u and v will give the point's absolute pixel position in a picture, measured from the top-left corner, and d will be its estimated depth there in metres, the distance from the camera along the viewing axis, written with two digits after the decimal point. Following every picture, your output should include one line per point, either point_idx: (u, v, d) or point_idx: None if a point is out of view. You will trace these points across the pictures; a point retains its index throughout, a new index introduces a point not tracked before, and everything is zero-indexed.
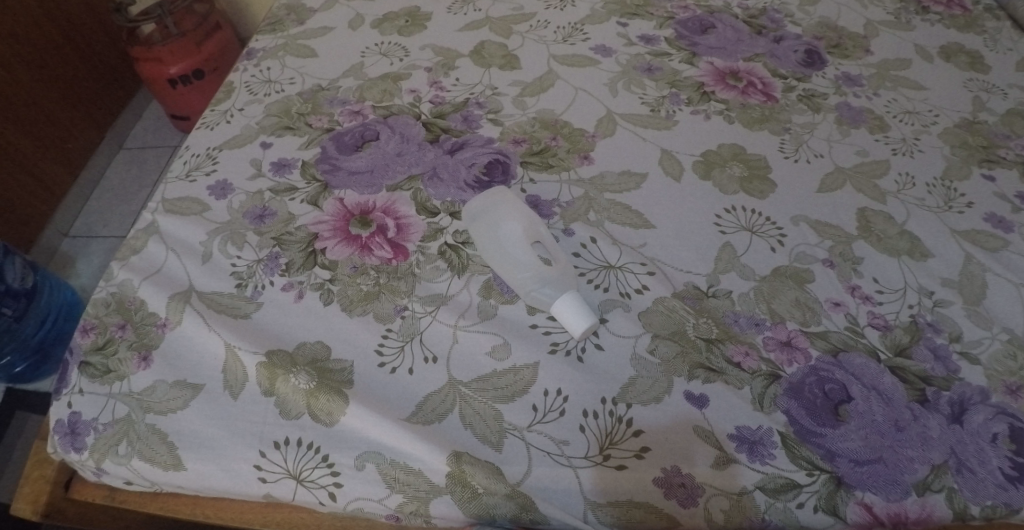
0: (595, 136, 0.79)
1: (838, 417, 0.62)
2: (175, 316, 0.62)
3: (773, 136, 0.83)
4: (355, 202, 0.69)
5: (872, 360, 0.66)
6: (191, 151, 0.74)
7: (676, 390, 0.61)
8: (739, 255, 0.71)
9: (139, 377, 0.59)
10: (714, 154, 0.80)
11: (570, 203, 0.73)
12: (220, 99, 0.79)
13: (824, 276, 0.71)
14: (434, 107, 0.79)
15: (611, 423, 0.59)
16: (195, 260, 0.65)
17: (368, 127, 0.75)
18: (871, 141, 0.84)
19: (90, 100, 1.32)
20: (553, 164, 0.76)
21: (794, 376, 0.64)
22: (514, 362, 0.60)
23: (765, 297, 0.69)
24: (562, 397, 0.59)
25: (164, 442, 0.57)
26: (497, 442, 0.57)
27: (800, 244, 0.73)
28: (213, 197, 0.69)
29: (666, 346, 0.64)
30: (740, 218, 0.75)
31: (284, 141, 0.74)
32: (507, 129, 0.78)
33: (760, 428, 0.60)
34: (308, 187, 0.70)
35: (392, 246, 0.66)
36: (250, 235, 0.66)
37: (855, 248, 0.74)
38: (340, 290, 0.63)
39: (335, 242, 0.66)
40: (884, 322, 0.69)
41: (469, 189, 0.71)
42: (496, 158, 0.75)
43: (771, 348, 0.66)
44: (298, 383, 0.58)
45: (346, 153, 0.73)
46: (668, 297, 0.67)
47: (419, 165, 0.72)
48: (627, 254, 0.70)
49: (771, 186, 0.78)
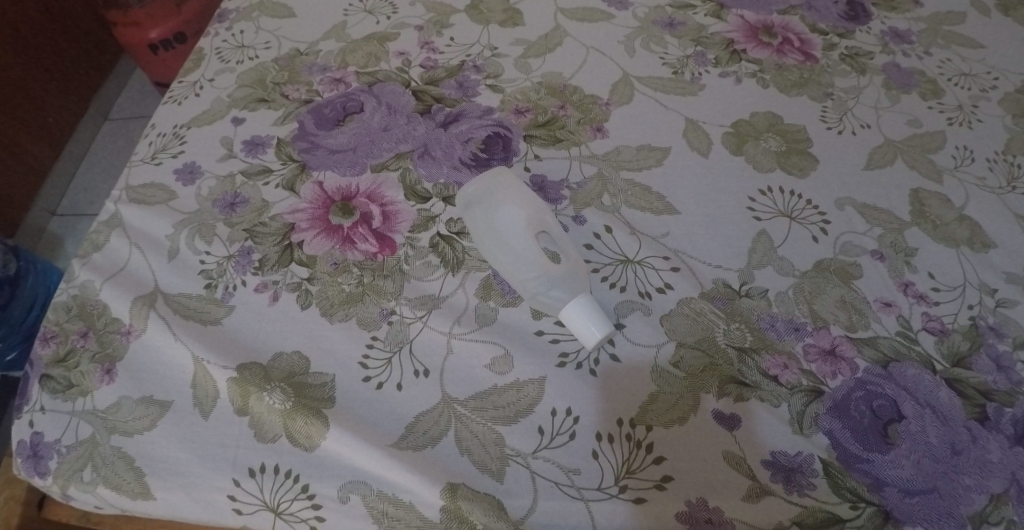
0: (609, 104, 0.70)
1: (888, 440, 0.54)
2: (139, 322, 0.55)
3: (813, 103, 0.73)
4: (337, 186, 0.60)
5: (926, 372, 0.58)
6: (157, 130, 0.65)
7: (703, 409, 0.54)
8: (776, 247, 0.63)
9: (102, 393, 0.53)
10: (747, 125, 0.70)
11: (581, 185, 0.64)
12: (187, 66, 0.70)
13: (872, 271, 0.62)
14: (425, 71, 0.69)
15: (628, 448, 0.51)
16: (161, 258, 0.57)
17: (351, 97, 0.66)
18: (924, 109, 0.74)
19: (67, 66, 1.21)
20: (562, 138, 0.66)
21: (837, 392, 0.56)
22: (516, 376, 0.53)
23: (806, 297, 0.60)
24: (572, 417, 0.52)
25: (131, 468, 0.51)
26: (497, 471, 0.50)
27: (845, 233, 0.64)
28: (181, 183, 0.61)
29: (692, 356, 0.56)
30: (777, 202, 0.65)
31: (257, 115, 0.65)
32: (508, 96, 0.69)
33: (799, 454, 0.53)
34: (284, 168, 0.61)
35: (377, 238, 0.58)
36: (219, 227, 0.59)
37: (908, 238, 0.65)
38: (320, 290, 0.55)
39: (314, 234, 0.58)
40: (941, 325, 0.60)
41: (466, 169, 0.62)
42: (496, 131, 0.65)
43: (812, 359, 0.57)
44: (273, 402, 0.51)
45: (326, 128, 0.64)
46: (694, 298, 0.59)
47: (409, 140, 0.63)
48: (647, 246, 0.61)
49: (811, 163, 0.68)
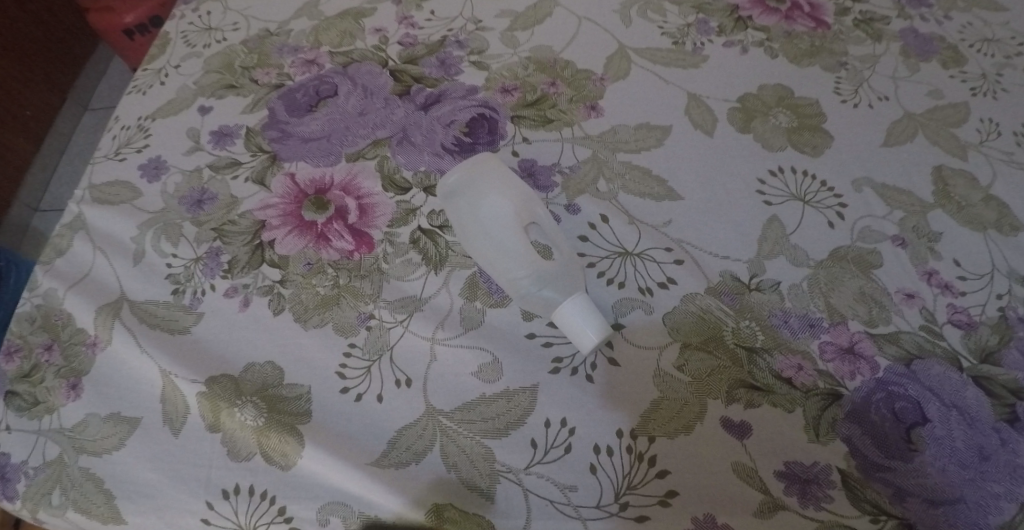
0: (604, 79, 0.64)
1: (911, 446, 0.50)
2: (104, 333, 0.51)
3: (826, 73, 0.67)
4: (309, 178, 0.56)
5: (952, 369, 0.53)
6: (120, 122, 0.61)
7: (710, 417, 0.50)
8: (789, 234, 0.58)
9: (69, 409, 0.49)
10: (754, 99, 0.65)
11: (574, 170, 0.59)
12: (151, 52, 0.65)
13: (893, 258, 0.58)
14: (404, 49, 0.64)
15: (629, 462, 0.48)
16: (126, 262, 0.53)
17: (324, 79, 0.61)
18: (945, 78, 0.68)
19: (39, 55, 1.13)
20: (553, 118, 0.61)
21: (857, 394, 0.52)
22: (506, 384, 0.49)
23: (822, 289, 0.56)
24: (568, 429, 0.48)
25: (101, 490, 0.47)
26: (487, 489, 0.46)
27: (863, 217, 0.59)
28: (146, 180, 0.57)
29: (697, 358, 0.52)
30: (788, 183, 0.60)
31: (225, 102, 0.60)
32: (494, 74, 0.63)
33: (815, 464, 0.49)
34: (254, 160, 0.57)
35: (353, 235, 0.53)
36: (186, 226, 0.54)
37: (931, 221, 0.60)
38: (293, 294, 0.51)
39: (285, 232, 0.53)
40: (968, 318, 0.55)
41: (448, 156, 0.57)
42: (480, 112, 0.60)
43: (829, 358, 0.53)
44: (244, 419, 0.48)
45: (298, 115, 0.59)
46: (700, 294, 0.54)
47: (387, 126, 0.58)
48: (646, 237, 0.56)
49: (825, 139, 0.63)
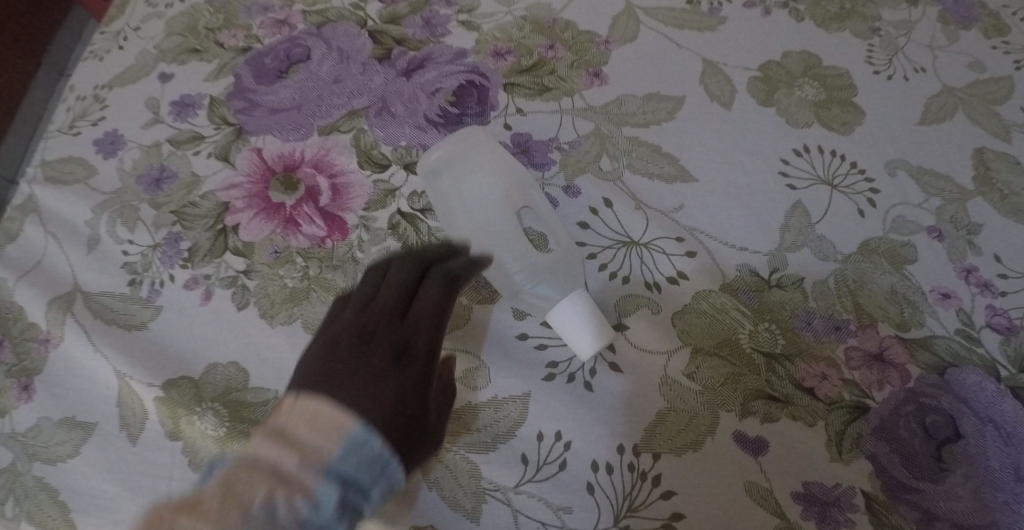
0: (609, 42, 0.57)
1: (942, 466, 0.45)
2: (57, 329, 0.46)
3: (857, 40, 0.58)
4: (278, 154, 0.50)
5: (989, 379, 0.47)
6: (75, 92, 0.55)
7: (722, 431, 0.45)
8: (814, 223, 0.51)
9: (22, 413, 0.45)
10: (778, 68, 0.57)
11: (575, 146, 0.53)
12: (110, 12, 0.58)
13: (929, 253, 0.51)
14: (385, 6, 0.56)
15: (630, 481, 0.43)
16: (79, 249, 0.48)
17: (296, 42, 0.55)
18: (986, 48, 0.58)
19: None
20: (551, 86, 0.54)
21: (885, 407, 0.46)
22: (494, 392, 0.45)
23: (850, 287, 0.50)
24: (563, 443, 0.44)
25: (54, 502, 0.43)
26: (472, 509, 0.43)
27: (897, 205, 0.52)
28: (101, 156, 0.51)
29: (709, 365, 0.47)
30: (815, 164, 0.53)
31: (187, 68, 0.54)
32: (484, 35, 0.56)
33: (838, 486, 0.45)
34: (217, 134, 0.51)
35: (326, 219, 0.48)
36: (144, 208, 0.49)
37: (970, 211, 0.52)
38: (258, 286, 0.46)
39: (251, 215, 0.48)
40: (1008, 322, 0.49)
41: (432, 129, 0.51)
42: (469, 79, 0.54)
43: (856, 365, 0.47)
44: (205, 428, 0.43)
45: (266, 82, 0.53)
46: (715, 292, 0.49)
47: (365, 94, 0.52)
48: (655, 225, 0.50)
49: (856, 115, 0.55)
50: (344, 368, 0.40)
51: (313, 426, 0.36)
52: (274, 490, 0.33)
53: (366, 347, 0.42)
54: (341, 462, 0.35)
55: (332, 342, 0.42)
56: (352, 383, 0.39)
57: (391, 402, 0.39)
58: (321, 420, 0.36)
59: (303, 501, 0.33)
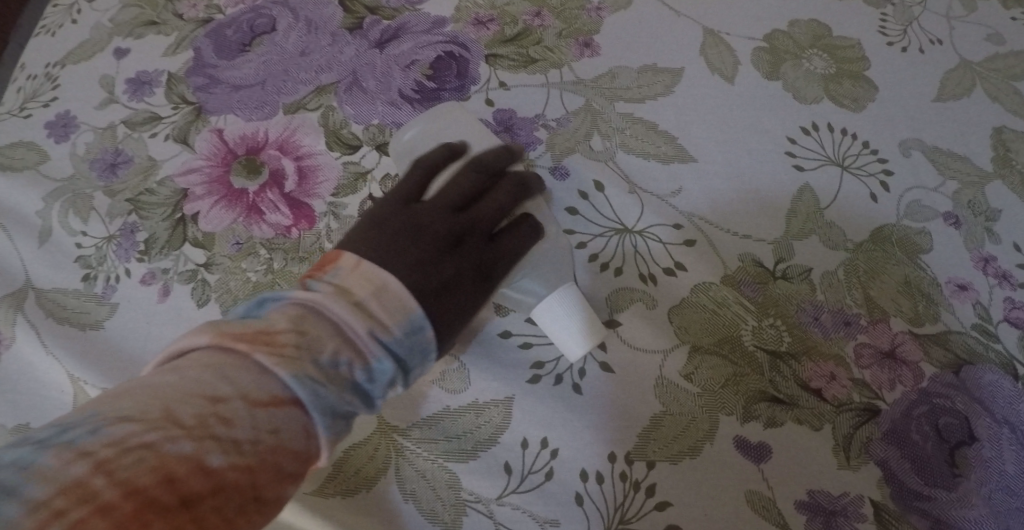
0: (600, 9, 0.52)
1: (956, 472, 0.42)
2: (6, 329, 0.43)
3: (869, 8, 0.54)
4: (240, 136, 0.46)
5: (1007, 378, 0.44)
6: (26, 71, 0.51)
7: (722, 437, 0.42)
8: (823, 208, 0.47)
9: None
10: (785, 38, 0.52)
11: (563, 123, 0.49)
12: None
13: (944, 241, 0.47)
14: None
15: (622, 491, 0.41)
16: (28, 241, 0.44)
17: (261, 10, 0.50)
18: (1007, 17, 0.53)
19: None
20: (538, 57, 0.50)
21: (897, 409, 0.43)
22: (474, 396, 0.42)
23: (861, 279, 0.46)
24: (550, 451, 0.41)
25: None
26: (452, 521, 0.40)
27: (911, 188, 0.48)
28: (53, 140, 0.47)
29: (708, 365, 0.43)
30: (824, 144, 0.49)
31: (144, 42, 0.50)
32: (465, 1, 0.51)
33: (845, 495, 0.42)
34: (175, 114, 0.47)
35: (291, 206, 0.44)
36: (98, 197, 0.45)
37: (988, 195, 0.48)
38: (220, 281, 0.43)
39: (212, 203, 0.44)
40: None
41: (407, 106, 0.47)
42: (448, 50, 0.50)
43: (866, 364, 0.44)
44: None
45: (228, 57, 0.49)
46: (715, 284, 0.45)
47: (335, 68, 0.48)
48: (650, 211, 0.47)
49: (867, 91, 0.51)
50: (426, 255, 0.36)
51: (379, 299, 0.33)
52: (341, 347, 0.30)
53: (450, 244, 0.37)
54: (399, 339, 0.33)
55: (419, 222, 0.37)
56: (433, 273, 0.36)
57: (457, 307, 0.36)
58: (387, 298, 0.33)
59: (364, 366, 0.31)
